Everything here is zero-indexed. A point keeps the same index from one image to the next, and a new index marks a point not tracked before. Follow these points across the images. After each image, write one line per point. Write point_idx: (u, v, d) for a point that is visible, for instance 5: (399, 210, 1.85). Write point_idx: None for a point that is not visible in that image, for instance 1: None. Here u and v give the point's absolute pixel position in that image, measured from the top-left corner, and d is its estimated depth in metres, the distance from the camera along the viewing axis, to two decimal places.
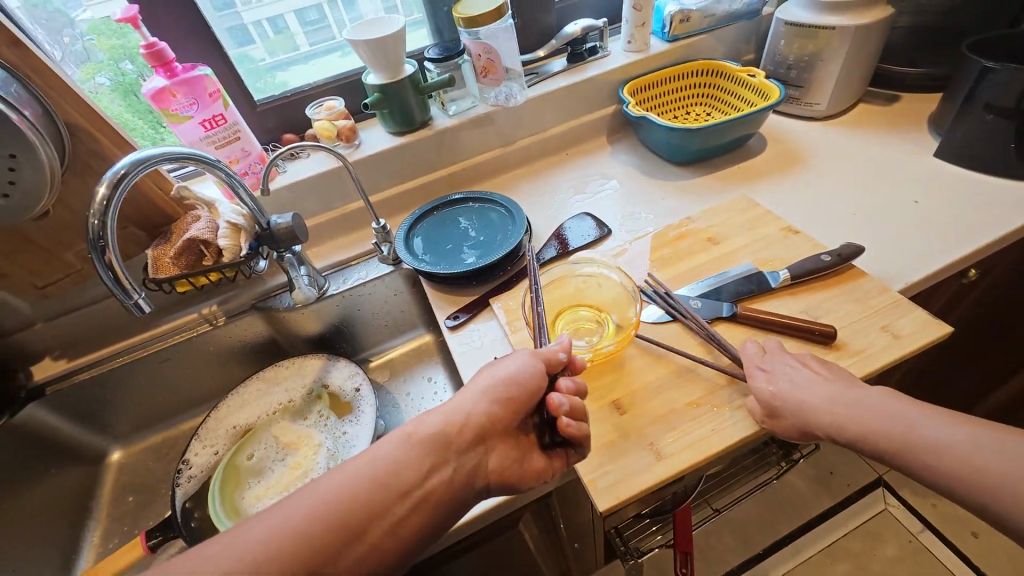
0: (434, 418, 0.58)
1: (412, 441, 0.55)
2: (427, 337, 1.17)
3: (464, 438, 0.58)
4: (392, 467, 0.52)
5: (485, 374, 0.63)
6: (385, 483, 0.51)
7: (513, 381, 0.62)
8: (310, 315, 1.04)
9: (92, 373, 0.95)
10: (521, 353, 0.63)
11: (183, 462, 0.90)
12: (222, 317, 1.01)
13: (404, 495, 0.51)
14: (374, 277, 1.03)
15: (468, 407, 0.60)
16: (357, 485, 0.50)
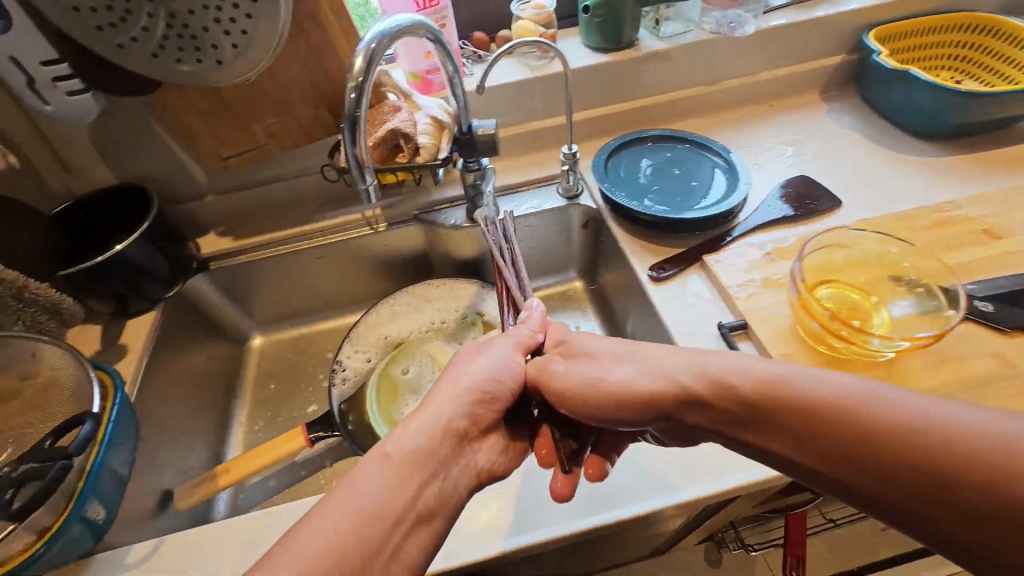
0: (410, 429, 0.50)
1: (390, 462, 0.47)
2: (575, 283, 1.08)
3: (446, 444, 0.51)
4: (382, 493, 0.45)
5: (450, 374, 0.55)
6: (383, 515, 0.44)
7: (489, 380, 0.55)
8: (470, 238, 0.97)
9: (254, 256, 0.94)
10: (497, 347, 0.58)
11: (337, 363, 0.88)
12: (384, 223, 0.96)
13: (400, 524, 0.45)
14: (548, 210, 0.94)
15: (450, 415, 0.52)
16: (358, 517, 0.43)
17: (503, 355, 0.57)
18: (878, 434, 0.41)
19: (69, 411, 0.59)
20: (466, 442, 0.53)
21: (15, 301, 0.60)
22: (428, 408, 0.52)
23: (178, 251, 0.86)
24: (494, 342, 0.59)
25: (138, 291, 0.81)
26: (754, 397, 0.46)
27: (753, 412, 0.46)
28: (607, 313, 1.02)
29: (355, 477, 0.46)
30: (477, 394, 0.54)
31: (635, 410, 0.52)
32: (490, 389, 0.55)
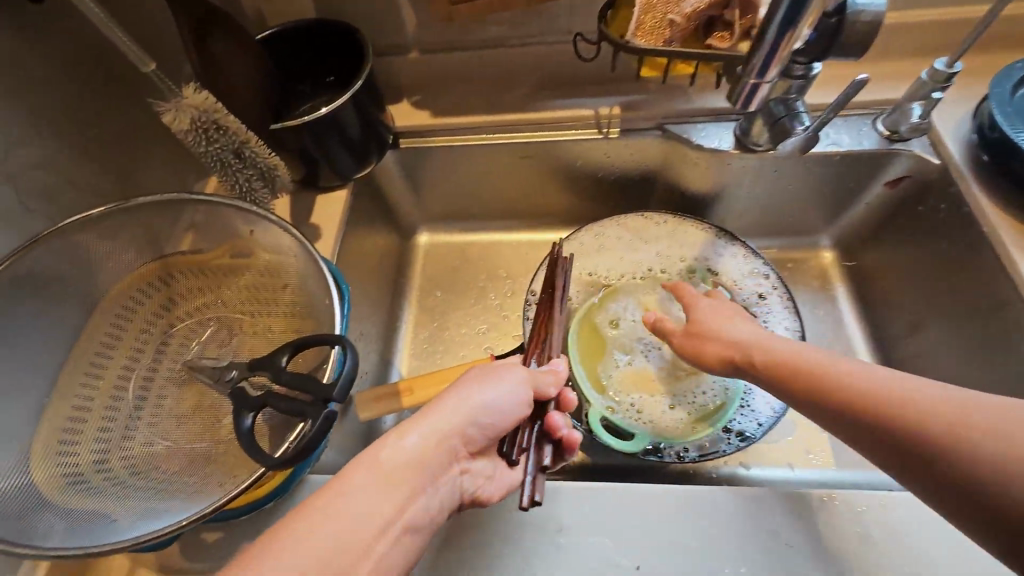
0: (408, 441, 0.40)
1: (379, 477, 0.38)
2: (825, 254, 0.83)
3: (440, 460, 0.41)
4: (360, 519, 0.35)
5: (458, 388, 0.44)
6: (344, 537, 0.34)
7: (496, 417, 0.44)
8: (724, 170, 0.73)
9: (452, 141, 0.76)
10: (513, 372, 0.45)
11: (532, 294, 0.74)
12: (619, 129, 0.73)
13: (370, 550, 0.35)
14: (860, 151, 0.68)
15: (454, 443, 0.42)
16: (337, 540, 0.34)
17: (511, 389, 0.44)
18: (987, 446, 0.32)
19: (289, 306, 0.49)
20: (458, 465, 0.43)
21: (236, 159, 0.48)
22: (428, 423, 0.42)
23: (378, 119, 0.69)
24: (508, 369, 0.46)
25: (331, 159, 0.66)
26: (841, 389, 0.40)
27: (862, 416, 0.38)
28: (867, 304, 0.78)
29: (338, 488, 0.36)
30: (477, 424, 0.43)
31: (815, 415, 0.42)
32: (481, 422, 0.43)
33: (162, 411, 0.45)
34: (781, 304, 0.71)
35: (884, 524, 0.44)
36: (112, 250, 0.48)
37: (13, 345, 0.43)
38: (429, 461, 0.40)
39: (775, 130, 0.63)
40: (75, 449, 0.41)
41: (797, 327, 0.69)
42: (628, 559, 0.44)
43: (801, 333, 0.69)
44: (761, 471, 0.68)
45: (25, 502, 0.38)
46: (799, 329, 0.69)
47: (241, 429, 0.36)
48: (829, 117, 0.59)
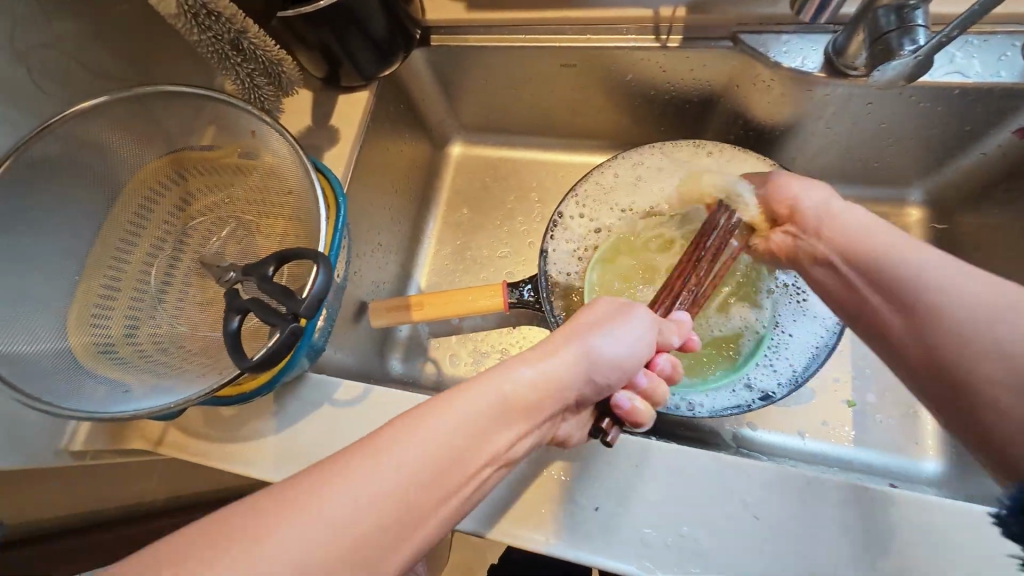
0: (524, 375, 0.36)
1: (501, 404, 0.34)
2: (912, 211, 0.70)
3: (558, 402, 0.38)
4: (478, 442, 0.33)
5: (580, 339, 0.40)
6: (461, 449, 0.32)
7: (620, 366, 0.42)
8: (803, 99, 0.60)
9: (488, 42, 0.68)
10: (637, 331, 0.43)
11: (556, 216, 0.68)
12: (681, 37, 0.61)
13: (474, 469, 0.32)
14: (988, 85, 0.53)
15: (580, 385, 0.39)
16: (450, 456, 0.31)
17: (642, 334, 0.43)
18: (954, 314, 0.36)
19: (291, 210, 0.50)
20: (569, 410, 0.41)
21: (233, 52, 0.45)
22: (557, 356, 0.39)
23: (402, 10, 0.62)
24: (636, 310, 0.44)
25: (351, 56, 0.61)
26: (875, 277, 0.41)
27: (890, 310, 0.40)
28: None
29: (450, 402, 0.33)
30: (595, 375, 0.40)
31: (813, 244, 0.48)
32: (599, 373, 0.40)
33: (183, 299, 0.49)
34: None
35: (866, 511, 0.41)
36: (127, 140, 0.49)
37: (43, 223, 0.45)
38: (567, 389, 0.38)
39: (874, 50, 0.48)
40: (103, 323, 0.45)
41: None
42: (587, 501, 0.44)
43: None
44: (766, 434, 0.64)
45: (60, 365, 0.43)
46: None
47: (228, 330, 0.37)
48: (950, 35, 0.44)
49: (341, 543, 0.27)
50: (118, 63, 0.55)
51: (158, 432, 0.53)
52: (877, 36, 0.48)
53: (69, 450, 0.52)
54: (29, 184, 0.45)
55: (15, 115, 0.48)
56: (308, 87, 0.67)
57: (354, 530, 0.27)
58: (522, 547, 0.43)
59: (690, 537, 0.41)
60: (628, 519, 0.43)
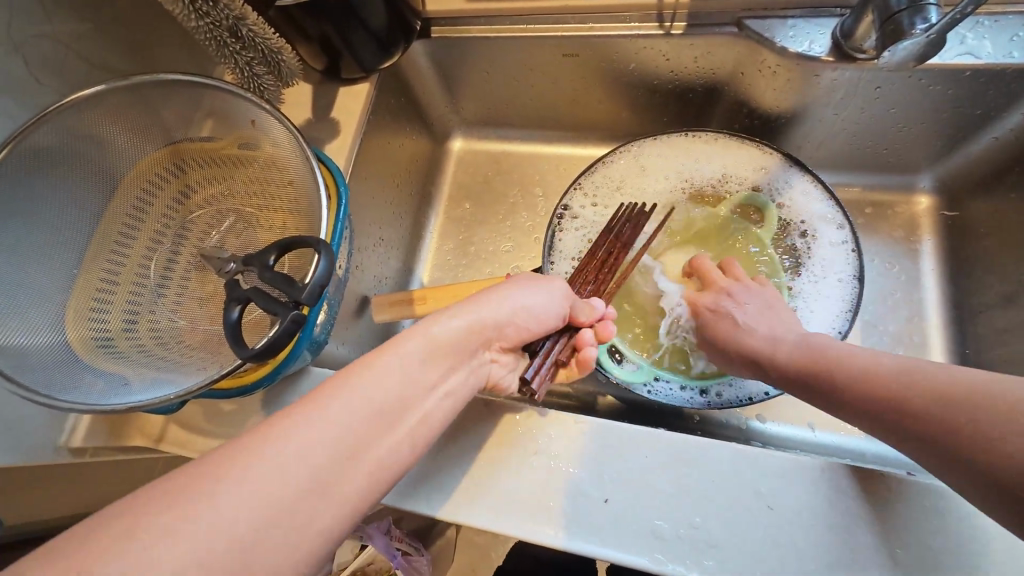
0: (453, 323, 0.39)
1: (434, 342, 0.37)
2: (921, 199, 0.69)
3: (478, 346, 0.41)
4: (420, 378, 0.34)
5: (506, 294, 0.44)
6: (410, 384, 0.33)
7: (538, 317, 0.46)
8: (811, 85, 0.59)
9: (488, 33, 0.67)
10: (552, 292, 0.47)
11: (562, 208, 0.67)
12: (685, 24, 0.60)
13: (417, 406, 0.34)
14: (1001, 67, 0.52)
15: (503, 327, 0.43)
16: (395, 395, 0.32)
17: (557, 298, 0.47)
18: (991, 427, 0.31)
19: (292, 200, 0.49)
20: (492, 350, 0.44)
21: (232, 39, 0.44)
22: (487, 303, 0.42)
23: None
24: (555, 280, 0.49)
25: (351, 46, 0.61)
26: (861, 388, 0.40)
27: (886, 412, 0.38)
28: (959, 264, 0.65)
29: (398, 343, 0.35)
30: (517, 321, 0.44)
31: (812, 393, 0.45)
32: (519, 320, 0.44)
33: (182, 293, 0.48)
34: (844, 248, 0.62)
35: (885, 496, 0.40)
36: (125, 131, 0.48)
37: (37, 216, 0.45)
38: (493, 331, 0.42)
39: (884, 31, 0.48)
40: (102, 317, 0.45)
41: (853, 276, 0.61)
42: (597, 491, 0.43)
43: (858, 285, 0.60)
44: (777, 427, 0.63)
45: (58, 359, 0.42)
46: (859, 276, 0.61)
47: (228, 320, 0.37)
48: (964, 11, 0.43)
49: (320, 461, 0.27)
50: (113, 57, 0.55)
51: (159, 429, 0.52)
52: (887, 16, 0.47)
53: (68, 447, 0.51)
54: (23, 176, 0.44)
55: (12, 105, 0.47)
56: (308, 79, 0.66)
57: (325, 447, 0.28)
58: (532, 539, 0.42)
59: (703, 527, 0.40)
60: (639, 509, 0.42)
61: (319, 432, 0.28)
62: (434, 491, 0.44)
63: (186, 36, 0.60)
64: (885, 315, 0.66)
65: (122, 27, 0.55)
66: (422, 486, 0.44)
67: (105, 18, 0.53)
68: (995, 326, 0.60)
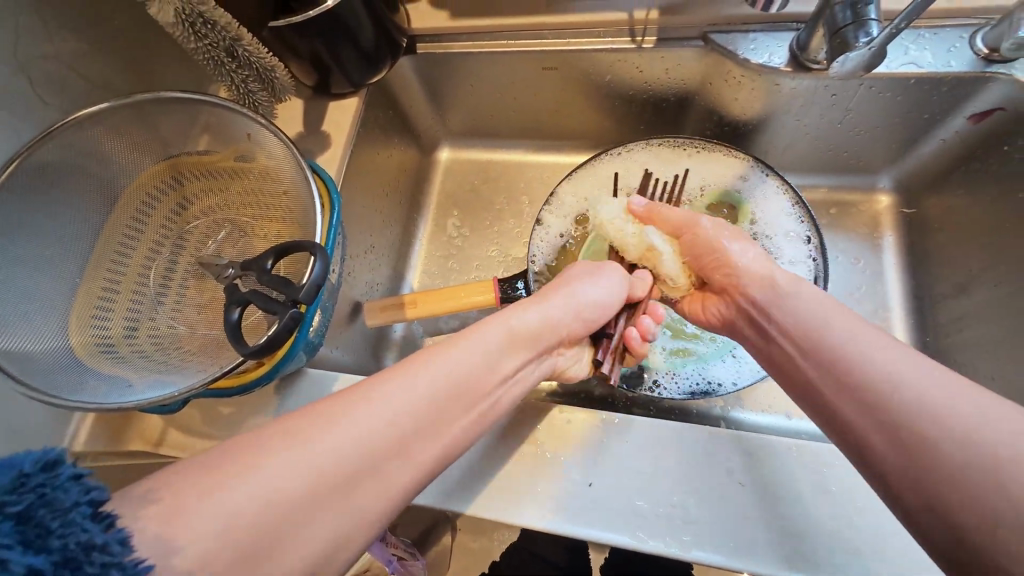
0: (529, 315, 0.47)
1: (512, 332, 0.44)
2: (882, 198, 0.73)
3: (553, 337, 0.48)
4: (493, 363, 0.42)
5: (569, 286, 0.52)
6: (482, 371, 0.40)
7: (597, 306, 0.53)
8: (772, 93, 0.64)
9: (470, 49, 0.71)
10: (614, 284, 0.54)
11: (550, 197, 0.72)
12: (655, 38, 0.64)
13: (486, 392, 0.41)
14: (942, 74, 0.56)
15: (572, 322, 0.50)
16: (470, 381, 0.39)
17: (618, 285, 0.55)
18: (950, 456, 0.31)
19: (286, 210, 0.51)
20: (564, 344, 0.51)
21: (228, 58, 0.47)
22: (555, 302, 0.49)
23: (389, 19, 0.65)
24: (609, 266, 0.56)
25: (340, 63, 0.64)
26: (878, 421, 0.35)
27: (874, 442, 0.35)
28: (918, 257, 0.70)
29: (477, 332, 0.43)
30: (584, 314, 0.52)
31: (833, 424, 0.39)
32: (584, 313, 0.52)
33: (181, 299, 0.50)
34: (809, 262, 0.65)
35: (842, 471, 0.43)
36: (127, 146, 0.50)
37: (43, 227, 0.47)
38: (563, 324, 0.49)
39: (832, 44, 0.52)
40: (105, 322, 0.47)
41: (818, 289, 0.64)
42: (581, 476, 0.45)
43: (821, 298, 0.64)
44: (753, 417, 0.66)
45: (63, 363, 0.44)
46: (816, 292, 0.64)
47: (229, 321, 0.39)
48: (898, 27, 0.48)
49: (352, 459, 0.32)
50: (114, 77, 0.57)
51: (158, 433, 0.54)
52: (834, 20, 0.51)
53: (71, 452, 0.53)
54: (29, 190, 0.46)
55: (18, 124, 0.50)
56: (299, 95, 0.69)
57: (368, 441, 0.33)
58: (520, 525, 0.45)
59: (680, 506, 0.43)
60: (620, 492, 0.44)
61: (358, 428, 0.33)
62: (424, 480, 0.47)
63: (182, 56, 0.63)
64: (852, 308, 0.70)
65: (120, 48, 0.57)
66: None
67: (105, 40, 0.56)
68: (951, 317, 0.65)
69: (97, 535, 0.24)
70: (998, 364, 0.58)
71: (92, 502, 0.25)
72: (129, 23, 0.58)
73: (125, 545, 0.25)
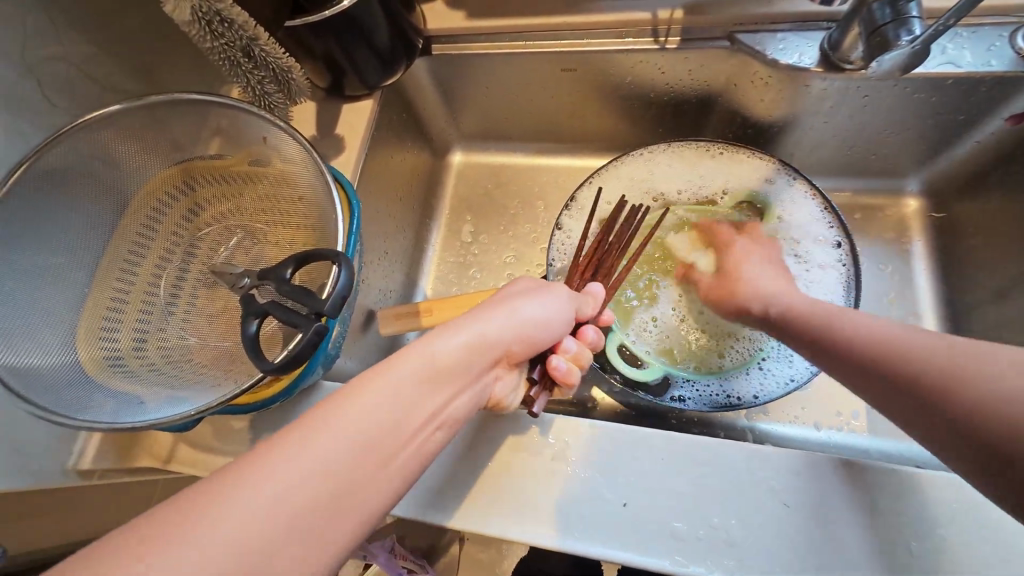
0: (453, 340, 0.36)
1: (433, 365, 0.34)
2: (910, 201, 0.71)
3: (482, 365, 0.37)
4: (405, 408, 0.31)
5: (508, 302, 0.41)
6: (395, 416, 0.30)
7: (544, 327, 0.43)
8: (801, 94, 0.62)
9: (487, 50, 0.69)
10: (558, 303, 0.44)
11: (569, 200, 0.70)
12: (680, 38, 0.62)
13: (403, 441, 0.30)
14: (981, 74, 0.54)
15: (510, 342, 0.40)
16: (381, 427, 0.29)
17: (564, 304, 0.45)
18: (964, 396, 0.32)
19: (302, 217, 0.49)
20: (495, 371, 0.40)
21: (244, 58, 0.45)
22: (492, 316, 0.39)
23: (406, 19, 0.63)
24: (555, 286, 0.46)
25: (355, 64, 0.62)
26: (897, 374, 0.36)
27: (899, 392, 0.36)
28: (949, 262, 0.68)
29: (387, 364, 0.32)
30: (522, 335, 0.41)
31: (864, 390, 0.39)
32: (525, 333, 0.41)
33: (193, 310, 0.48)
34: (840, 266, 0.63)
35: (893, 489, 0.41)
36: (137, 150, 0.48)
37: (51, 236, 0.45)
38: (499, 348, 0.39)
39: (871, 43, 0.51)
40: (113, 335, 0.44)
41: (849, 297, 0.62)
42: (615, 496, 0.43)
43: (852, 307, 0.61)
44: (781, 428, 0.64)
45: (70, 379, 0.42)
46: (850, 299, 0.62)
47: (247, 334, 0.37)
48: (946, 24, 0.45)
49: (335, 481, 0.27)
50: (123, 79, 0.55)
51: (168, 449, 0.51)
52: (871, 19, 0.50)
53: (77, 470, 0.51)
54: (36, 197, 0.44)
55: (23, 128, 0.48)
56: (311, 97, 0.67)
57: (345, 464, 0.27)
58: (552, 547, 0.42)
59: (722, 527, 0.41)
60: (657, 512, 0.42)
61: (348, 437, 0.28)
62: (451, 499, 0.45)
63: (191, 58, 0.61)
64: (883, 317, 0.68)
65: (127, 49, 0.55)
66: (438, 497, 0.45)
67: (113, 42, 0.54)
68: (986, 324, 0.62)
69: None
70: None
71: None
72: (138, 23, 0.56)
73: None
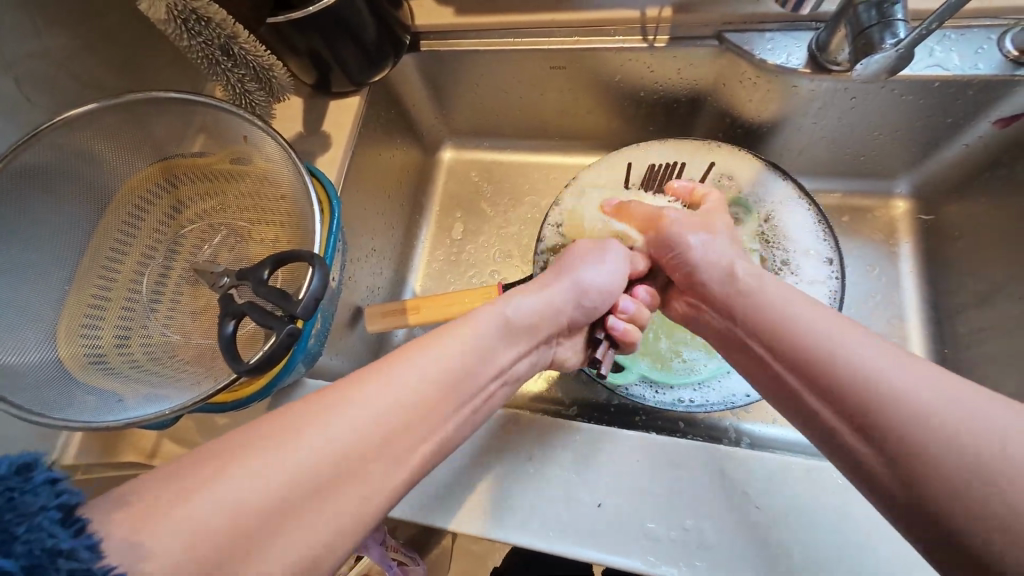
0: (526, 305, 0.47)
1: (506, 322, 0.44)
2: (899, 204, 0.71)
3: (552, 325, 0.49)
4: (467, 361, 0.40)
5: (570, 271, 0.52)
6: (452, 370, 0.39)
7: (603, 291, 0.53)
8: (790, 95, 0.62)
9: (474, 47, 0.68)
10: (618, 270, 0.54)
11: (571, 181, 0.69)
12: (668, 37, 0.62)
13: (461, 386, 0.39)
14: (968, 77, 0.54)
15: (571, 310, 0.51)
16: (446, 374, 0.38)
17: (620, 262, 0.55)
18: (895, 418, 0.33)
19: (284, 215, 0.49)
20: (557, 337, 0.51)
21: (223, 56, 0.45)
22: (558, 289, 0.50)
23: (392, 15, 0.63)
24: (613, 244, 0.56)
25: (341, 62, 0.62)
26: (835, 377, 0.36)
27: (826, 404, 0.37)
28: (937, 265, 0.68)
29: (466, 326, 0.42)
30: (586, 302, 0.52)
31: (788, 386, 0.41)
32: (590, 299, 0.52)
33: (174, 308, 0.48)
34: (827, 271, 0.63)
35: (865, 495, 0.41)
36: (117, 148, 0.48)
37: (29, 236, 0.45)
38: (562, 313, 0.50)
39: (856, 45, 0.51)
40: (95, 333, 0.45)
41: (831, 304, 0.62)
42: (590, 496, 0.43)
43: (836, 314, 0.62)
44: (764, 428, 0.65)
45: (50, 376, 0.42)
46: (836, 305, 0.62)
47: (223, 334, 0.37)
48: (929, 27, 0.45)
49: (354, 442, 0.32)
50: (107, 77, 0.55)
51: (152, 444, 0.52)
52: (858, 20, 0.50)
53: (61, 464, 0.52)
54: (13, 195, 0.44)
55: (5, 127, 0.48)
56: (299, 94, 0.67)
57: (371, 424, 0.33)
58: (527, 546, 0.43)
59: (695, 529, 0.41)
60: (631, 513, 0.42)
61: (373, 411, 0.34)
62: (428, 499, 0.45)
63: (176, 56, 0.61)
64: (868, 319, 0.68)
65: (109, 46, 0.55)
66: (415, 495, 0.45)
67: (97, 41, 0.54)
68: (972, 328, 0.62)
69: (64, 541, 0.24)
70: (1019, 378, 0.56)
71: (61, 507, 0.25)
72: (121, 20, 0.56)
73: (94, 551, 0.24)
